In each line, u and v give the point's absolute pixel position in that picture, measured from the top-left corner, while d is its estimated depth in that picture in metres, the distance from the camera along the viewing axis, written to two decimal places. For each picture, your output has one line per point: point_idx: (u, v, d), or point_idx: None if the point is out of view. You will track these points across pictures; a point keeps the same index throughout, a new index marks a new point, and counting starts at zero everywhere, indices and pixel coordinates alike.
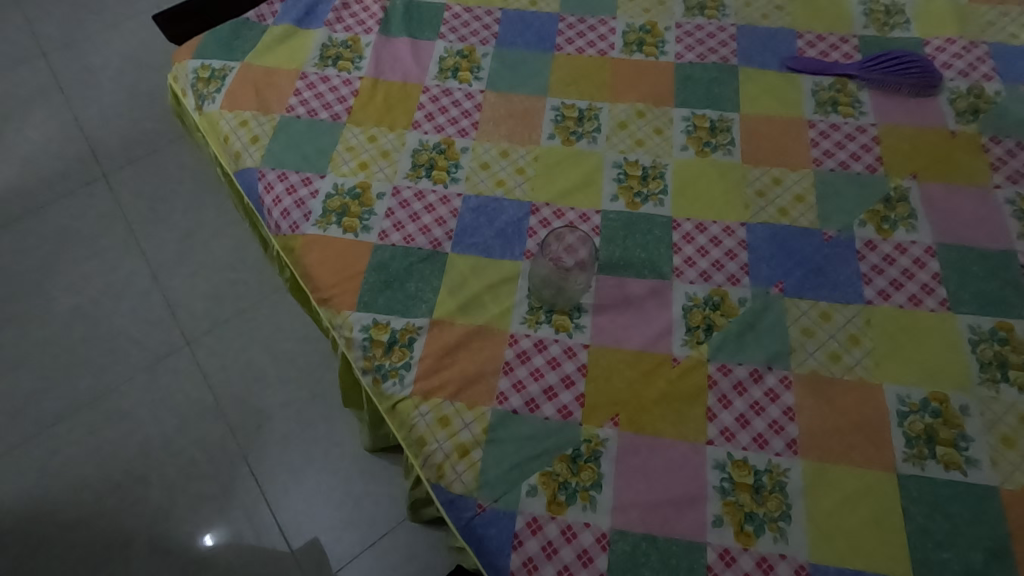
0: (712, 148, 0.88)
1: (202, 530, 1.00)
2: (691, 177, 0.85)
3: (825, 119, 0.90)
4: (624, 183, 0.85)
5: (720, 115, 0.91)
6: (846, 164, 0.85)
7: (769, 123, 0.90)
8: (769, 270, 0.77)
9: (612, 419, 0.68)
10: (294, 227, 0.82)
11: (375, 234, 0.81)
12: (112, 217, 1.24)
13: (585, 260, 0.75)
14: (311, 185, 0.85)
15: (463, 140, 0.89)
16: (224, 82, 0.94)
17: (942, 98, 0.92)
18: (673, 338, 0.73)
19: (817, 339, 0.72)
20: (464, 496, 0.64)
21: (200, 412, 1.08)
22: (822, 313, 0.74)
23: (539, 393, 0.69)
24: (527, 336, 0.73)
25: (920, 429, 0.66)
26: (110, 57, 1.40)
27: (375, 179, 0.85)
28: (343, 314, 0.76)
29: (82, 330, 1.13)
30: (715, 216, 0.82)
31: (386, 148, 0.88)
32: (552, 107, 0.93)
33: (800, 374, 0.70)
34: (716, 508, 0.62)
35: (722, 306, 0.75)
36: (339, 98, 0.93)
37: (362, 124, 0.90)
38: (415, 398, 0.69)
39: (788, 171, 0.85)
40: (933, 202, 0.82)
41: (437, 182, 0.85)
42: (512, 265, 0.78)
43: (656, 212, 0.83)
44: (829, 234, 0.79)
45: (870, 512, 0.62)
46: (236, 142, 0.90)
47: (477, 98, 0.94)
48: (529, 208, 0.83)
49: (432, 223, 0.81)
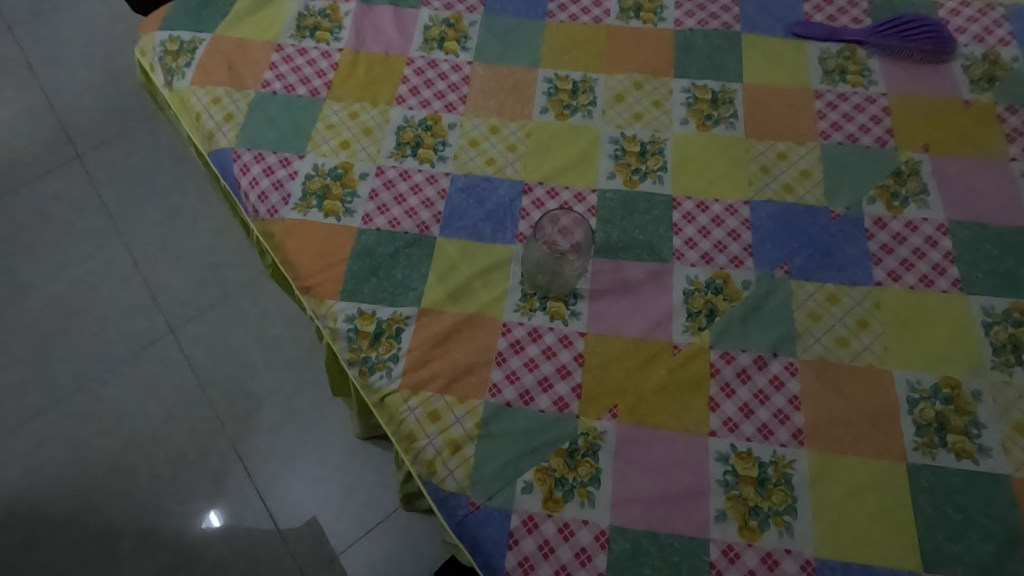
0: (714, 121, 0.83)
1: (193, 521, 0.98)
2: (692, 153, 0.81)
3: (833, 89, 0.85)
4: (621, 160, 0.81)
5: (723, 85, 0.86)
6: (855, 136, 0.81)
7: (774, 93, 0.85)
8: (774, 251, 0.74)
9: (610, 411, 0.65)
10: (272, 211, 0.77)
11: (358, 217, 0.76)
12: (87, 200, 1.18)
13: (580, 244, 0.72)
14: (289, 166, 0.80)
15: (450, 115, 0.84)
16: (194, 55, 0.88)
17: (955, 65, 0.87)
18: (674, 325, 0.69)
19: (823, 324, 0.69)
20: (456, 493, 0.62)
21: (186, 401, 1.05)
22: (829, 295, 0.71)
23: (534, 384, 0.66)
24: (521, 325, 0.69)
25: (931, 417, 0.63)
26: (77, 29, 1.32)
27: (357, 158, 0.81)
28: (327, 304, 0.72)
29: (60, 318, 1.09)
30: (717, 194, 0.78)
31: (368, 125, 0.83)
32: (545, 79, 0.87)
33: (806, 361, 0.67)
34: (719, 503, 0.60)
35: (725, 289, 0.71)
36: (317, 71, 0.87)
37: (343, 99, 0.85)
38: (403, 392, 0.66)
39: (794, 145, 0.81)
40: (945, 176, 0.78)
41: (424, 161, 0.81)
42: (504, 250, 0.74)
43: (655, 190, 0.79)
44: (837, 212, 0.76)
45: (879, 504, 0.60)
46: (208, 120, 0.84)
47: (465, 70, 0.88)
48: (521, 188, 0.79)
49: (419, 205, 0.77)
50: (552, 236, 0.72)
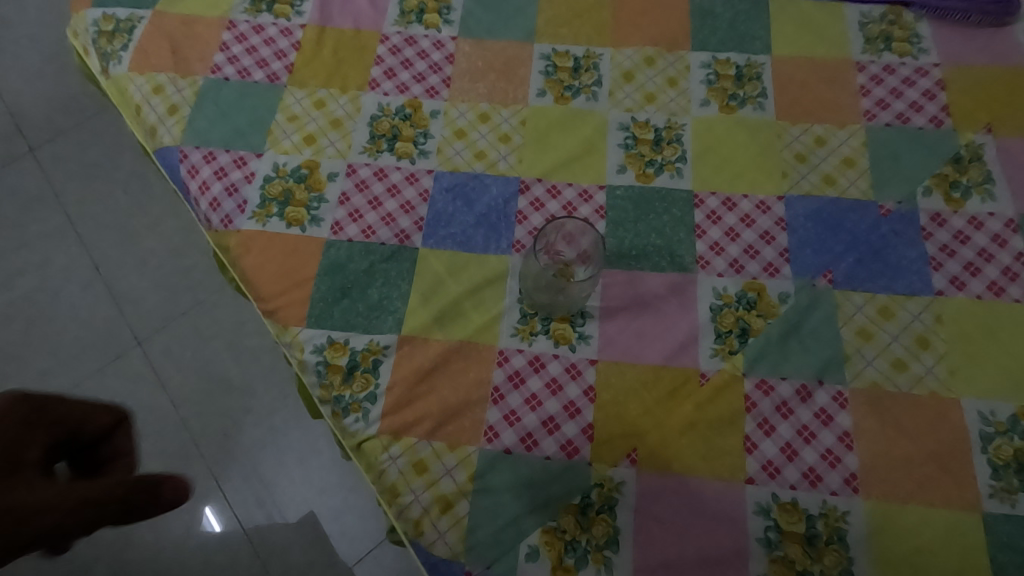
0: (739, 102, 0.71)
1: (166, 557, 0.88)
2: (714, 140, 0.69)
3: (876, 60, 0.73)
4: (632, 150, 0.69)
5: (748, 59, 0.74)
6: (905, 116, 0.69)
7: (808, 66, 0.73)
8: (816, 256, 0.63)
9: (629, 456, 0.55)
10: (226, 220, 0.66)
11: (327, 227, 0.65)
12: (37, 200, 1.06)
13: (587, 252, 0.61)
14: (245, 166, 0.68)
15: (432, 101, 0.72)
16: (132, 36, 0.75)
17: (1018, 28, 0.75)
18: (700, 348, 0.59)
19: (876, 343, 0.59)
20: (448, 561, 0.52)
21: (154, 424, 0.94)
22: (881, 309, 0.60)
23: (537, 425, 0.56)
24: (520, 353, 0.59)
25: (1008, 456, 0.54)
26: (17, 6, 1.18)
27: (324, 155, 0.69)
28: (291, 332, 0.61)
29: (9, 334, 0.98)
30: (746, 188, 0.67)
31: (337, 115, 0.71)
32: (541, 56, 0.75)
33: (857, 389, 0.57)
34: (761, 566, 0.51)
35: (759, 304, 0.61)
36: (276, 52, 0.75)
37: (307, 85, 0.73)
38: (383, 437, 0.56)
39: (834, 128, 0.69)
40: (1012, 162, 0.67)
41: (402, 157, 0.69)
42: (498, 261, 0.64)
43: (673, 185, 0.67)
44: (887, 208, 0.65)
45: (950, 563, 0.51)
46: (150, 113, 0.72)
47: (449, 47, 0.76)
48: (517, 186, 0.68)
49: (397, 210, 0.66)
50: (555, 243, 0.61)
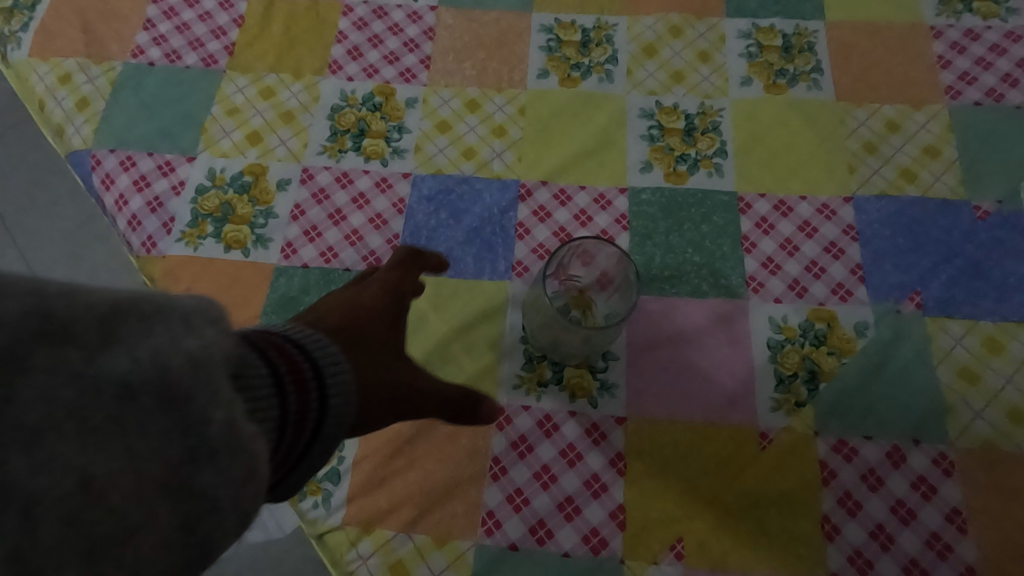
0: (789, 79, 0.58)
1: None
2: (760, 128, 0.56)
3: (955, 23, 0.59)
4: (658, 143, 0.56)
5: (797, 26, 0.60)
6: (997, 92, 0.56)
7: (870, 34, 0.59)
8: (898, 274, 0.49)
9: (674, 548, 0.42)
10: (148, 244, 0.52)
11: (277, 250, 0.52)
12: None
13: (609, 275, 0.47)
14: (174, 174, 0.54)
15: (408, 87, 0.58)
16: (34, 13, 0.61)
17: None
18: (758, 399, 0.46)
19: (985, 387, 0.46)
20: None
21: None
22: (987, 341, 0.47)
23: (552, 510, 0.43)
24: (526, 411, 0.46)
25: None
26: None
27: (273, 158, 0.55)
28: None
29: None
30: (804, 189, 0.53)
31: (289, 107, 0.57)
32: (542, 28, 0.61)
33: (964, 450, 0.44)
34: None
35: (830, 339, 0.47)
36: (214, 30, 0.60)
37: (251, 69, 0.59)
38: (350, 530, 0.43)
39: (909, 110, 0.56)
40: None
41: (371, 158, 0.55)
42: (494, 289, 0.50)
43: (712, 186, 0.54)
44: (983, 210, 0.51)
45: None
46: (55, 109, 0.57)
47: (428, 20, 0.62)
48: (516, 191, 0.54)
49: (366, 228, 0.52)
50: (570, 269, 0.47)
